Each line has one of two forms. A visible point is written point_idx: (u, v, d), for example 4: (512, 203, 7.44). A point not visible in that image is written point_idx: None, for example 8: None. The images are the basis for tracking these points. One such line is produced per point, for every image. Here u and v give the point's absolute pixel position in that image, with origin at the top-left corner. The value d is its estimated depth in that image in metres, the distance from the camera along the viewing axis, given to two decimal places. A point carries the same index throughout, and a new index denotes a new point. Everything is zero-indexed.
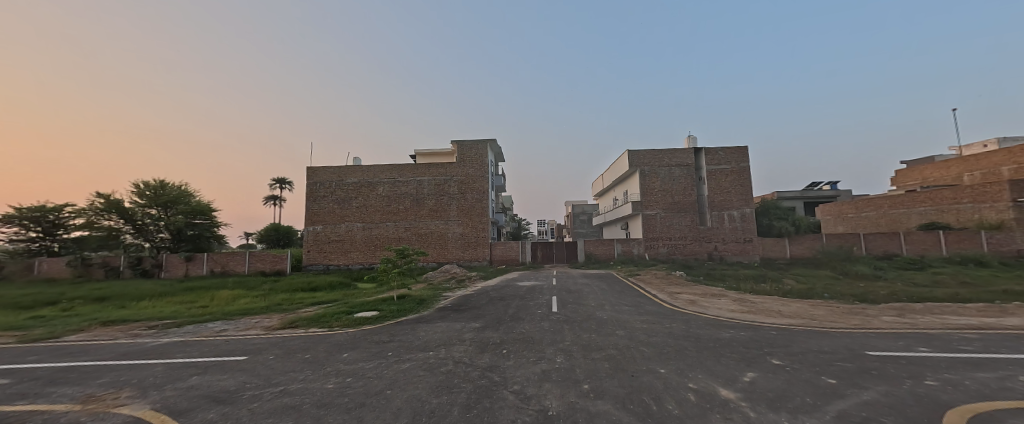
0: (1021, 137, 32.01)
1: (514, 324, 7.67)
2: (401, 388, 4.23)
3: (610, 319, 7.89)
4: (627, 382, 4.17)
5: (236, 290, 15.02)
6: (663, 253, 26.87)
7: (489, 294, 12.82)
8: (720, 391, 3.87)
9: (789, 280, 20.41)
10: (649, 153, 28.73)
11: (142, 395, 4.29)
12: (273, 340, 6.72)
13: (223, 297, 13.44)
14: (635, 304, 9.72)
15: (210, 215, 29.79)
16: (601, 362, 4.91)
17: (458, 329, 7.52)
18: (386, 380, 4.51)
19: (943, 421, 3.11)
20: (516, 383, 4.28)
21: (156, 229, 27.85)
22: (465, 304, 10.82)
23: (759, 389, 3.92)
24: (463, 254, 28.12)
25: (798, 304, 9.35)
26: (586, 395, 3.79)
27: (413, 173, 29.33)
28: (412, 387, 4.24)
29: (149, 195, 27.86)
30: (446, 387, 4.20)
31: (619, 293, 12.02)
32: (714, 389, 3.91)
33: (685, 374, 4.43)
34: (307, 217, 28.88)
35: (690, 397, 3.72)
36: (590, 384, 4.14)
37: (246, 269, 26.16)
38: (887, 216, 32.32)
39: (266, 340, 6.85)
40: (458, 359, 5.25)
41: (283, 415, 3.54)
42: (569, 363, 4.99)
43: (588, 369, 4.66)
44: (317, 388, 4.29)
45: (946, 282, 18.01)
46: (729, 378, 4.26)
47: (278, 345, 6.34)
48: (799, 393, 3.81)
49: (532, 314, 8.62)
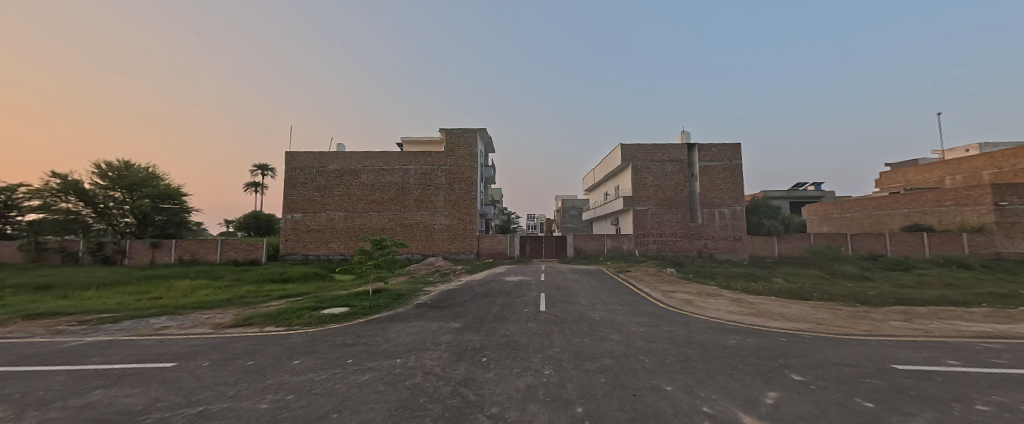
0: (1001, 143, 32.71)
1: (497, 326, 6.89)
2: (352, 410, 3.40)
3: (603, 321, 7.18)
4: (629, 405, 3.43)
5: (199, 280, 13.81)
6: (653, 250, 26.50)
7: (473, 290, 12.00)
8: (742, 418, 3.17)
9: (778, 278, 20.25)
10: (642, 147, 28.17)
11: (15, 417, 3.36)
12: (217, 341, 5.77)
13: (181, 288, 12.26)
14: (628, 304, 9.07)
15: (180, 199, 28.04)
16: (596, 377, 4.16)
17: (434, 330, 6.69)
18: (336, 398, 3.67)
19: None
20: (495, 404, 3.50)
21: (120, 213, 25.98)
22: (446, 300, 9.95)
23: (788, 416, 3.23)
24: (449, 246, 27.20)
25: (798, 306, 8.84)
26: (581, 422, 3.03)
27: (399, 161, 28.12)
28: (366, 409, 3.42)
29: (112, 177, 25.94)
30: (408, 409, 3.39)
31: (611, 291, 11.36)
32: (734, 416, 3.21)
33: (696, 393, 3.72)
34: (285, 205, 27.46)
35: None
36: (585, 407, 3.39)
37: (218, 257, 24.72)
38: (872, 217, 32.70)
39: (208, 340, 5.88)
40: (429, 370, 4.44)
41: None
42: (559, 376, 4.23)
43: (582, 386, 3.91)
44: (245, 409, 3.42)
45: (932, 283, 18.04)
46: (749, 399, 3.56)
47: (221, 347, 5.40)
48: (835, 421, 3.14)
49: (517, 314, 7.85)
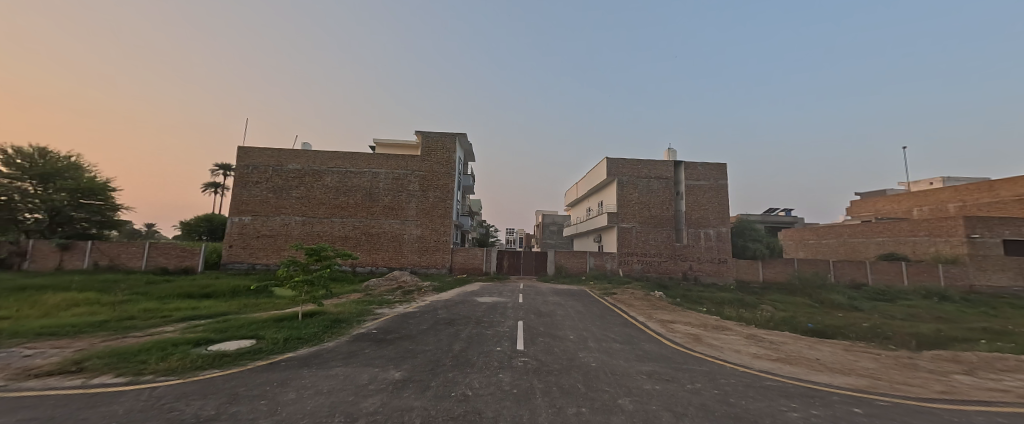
0: (962, 178, 34.37)
1: (455, 379, 4.77)
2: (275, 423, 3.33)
3: (601, 370, 5.29)
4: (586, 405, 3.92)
5: (83, 294, 10.81)
6: (637, 270, 25.22)
7: (435, 316, 9.67)
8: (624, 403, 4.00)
9: (767, 305, 19.20)
10: (628, 163, 27.21)
11: None
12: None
13: (49, 304, 9.35)
14: (627, 341, 7.19)
15: (106, 194, 24.21)
16: (550, 389, 4.46)
17: (360, 385, 4.49)
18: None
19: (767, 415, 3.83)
20: (484, 407, 3.80)
21: (25, 208, 21.88)
22: (397, 331, 7.62)
23: (653, 401, 4.12)
24: (419, 259, 24.76)
25: (828, 349, 7.24)
26: None
27: (368, 164, 25.69)
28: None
29: (19, 165, 21.99)
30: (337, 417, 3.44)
31: (601, 321, 9.47)
32: (621, 401, 4.04)
33: (650, 408, 3.88)
34: (232, 205, 24.33)
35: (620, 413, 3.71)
36: (540, 412, 3.67)
37: (143, 264, 21.30)
38: (847, 244, 33.07)
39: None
40: (367, 415, 3.53)
41: None
42: (522, 392, 4.34)
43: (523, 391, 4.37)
44: None
45: (923, 316, 17.29)
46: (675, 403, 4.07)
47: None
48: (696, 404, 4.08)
49: (485, 356, 5.73)
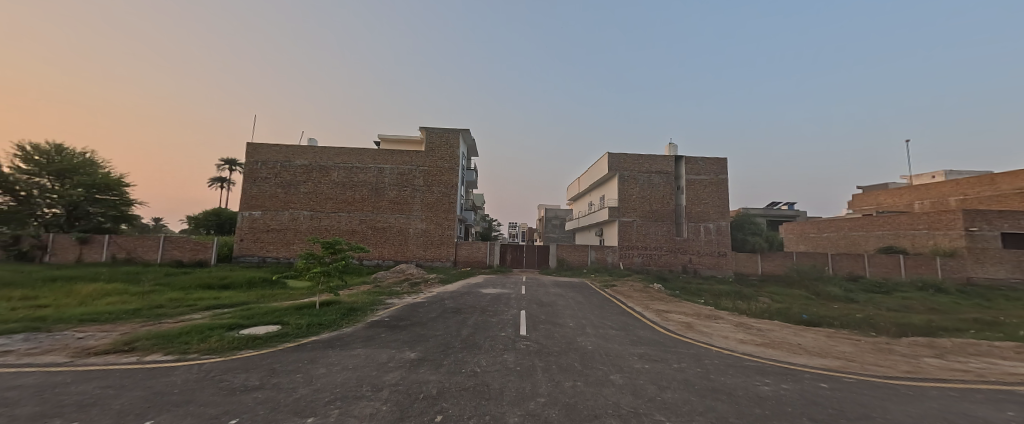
0: (965, 171, 34.36)
1: (465, 358, 5.34)
2: (314, 390, 3.90)
3: (596, 351, 5.83)
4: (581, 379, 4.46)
5: (111, 284, 11.50)
6: (637, 263, 25.71)
7: (443, 306, 10.24)
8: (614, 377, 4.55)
9: (764, 297, 19.67)
10: (629, 158, 27.54)
11: None
12: (77, 379, 4.10)
13: (83, 294, 10.02)
14: (623, 328, 7.71)
15: (120, 190, 24.99)
16: (549, 366, 5.01)
17: (380, 362, 5.05)
18: (318, 392, 3.86)
19: (741, 388, 4.36)
20: (491, 380, 4.36)
21: (44, 203, 22.63)
22: (408, 318, 8.19)
23: (641, 376, 4.66)
24: (424, 253, 25.38)
25: (812, 335, 7.72)
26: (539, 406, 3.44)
27: (374, 160, 26.19)
28: (326, 391, 3.87)
29: (38, 161, 22.75)
30: (366, 386, 4.01)
31: (599, 311, 10.00)
32: (612, 376, 4.59)
33: (638, 381, 4.42)
34: (243, 200, 24.99)
35: (610, 384, 4.28)
36: (541, 383, 4.26)
37: (159, 257, 22.06)
38: (848, 238, 33.31)
39: (68, 375, 4.22)
40: (391, 385, 4.12)
41: (281, 396, 3.68)
42: (524, 369, 4.89)
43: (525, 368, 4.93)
44: (237, 400, 3.58)
45: (916, 307, 17.69)
46: (660, 378, 4.60)
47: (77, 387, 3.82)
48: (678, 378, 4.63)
49: (491, 340, 6.29)
